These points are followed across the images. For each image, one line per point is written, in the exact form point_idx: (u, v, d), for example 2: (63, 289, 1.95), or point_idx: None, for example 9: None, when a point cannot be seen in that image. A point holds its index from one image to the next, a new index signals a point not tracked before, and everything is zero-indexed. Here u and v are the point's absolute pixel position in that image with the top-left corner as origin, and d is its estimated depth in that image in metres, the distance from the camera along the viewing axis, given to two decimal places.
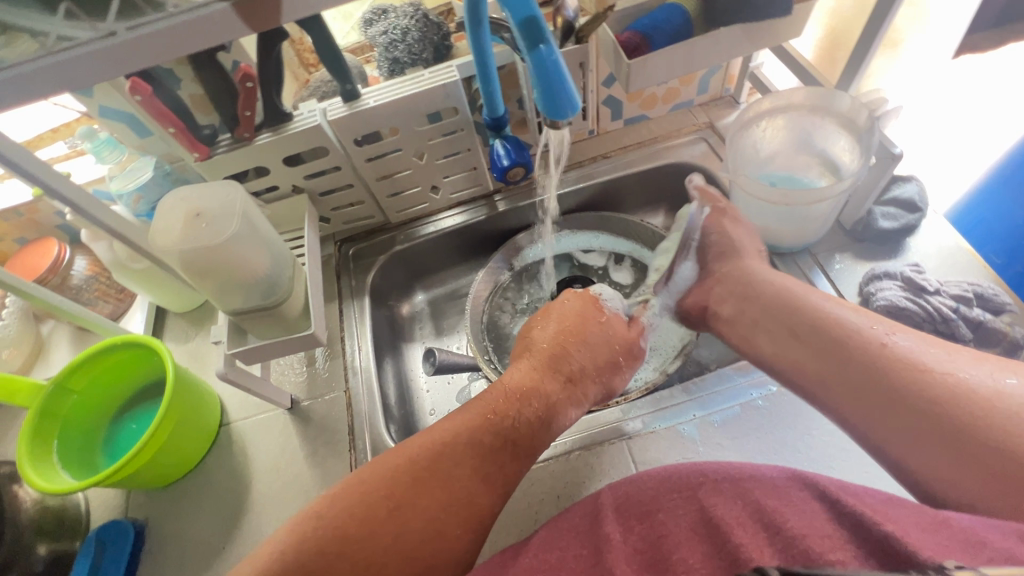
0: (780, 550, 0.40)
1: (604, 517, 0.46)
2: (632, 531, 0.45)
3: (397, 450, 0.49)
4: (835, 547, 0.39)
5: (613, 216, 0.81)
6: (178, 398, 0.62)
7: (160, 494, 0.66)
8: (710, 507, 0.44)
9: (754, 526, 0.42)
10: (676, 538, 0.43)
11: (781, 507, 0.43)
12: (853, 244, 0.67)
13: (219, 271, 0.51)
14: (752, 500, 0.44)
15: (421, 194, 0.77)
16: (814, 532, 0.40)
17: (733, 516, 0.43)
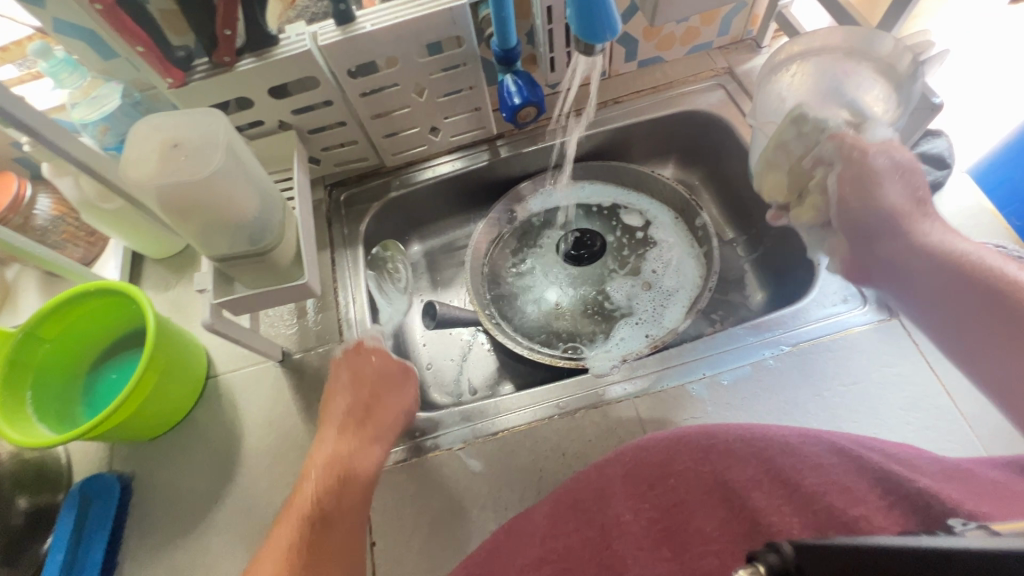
0: (798, 506, 0.42)
1: (613, 495, 0.47)
2: (644, 501, 0.47)
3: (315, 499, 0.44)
4: (860, 504, 0.40)
5: (624, 166, 0.77)
6: (161, 350, 0.58)
7: (146, 447, 0.63)
8: (724, 472, 0.46)
9: (770, 484, 0.44)
10: (689, 502, 0.46)
11: (800, 465, 0.44)
12: None
13: (201, 212, 0.45)
14: (768, 461, 0.45)
15: (419, 136, 0.71)
16: (834, 488, 0.42)
17: (747, 478, 0.45)
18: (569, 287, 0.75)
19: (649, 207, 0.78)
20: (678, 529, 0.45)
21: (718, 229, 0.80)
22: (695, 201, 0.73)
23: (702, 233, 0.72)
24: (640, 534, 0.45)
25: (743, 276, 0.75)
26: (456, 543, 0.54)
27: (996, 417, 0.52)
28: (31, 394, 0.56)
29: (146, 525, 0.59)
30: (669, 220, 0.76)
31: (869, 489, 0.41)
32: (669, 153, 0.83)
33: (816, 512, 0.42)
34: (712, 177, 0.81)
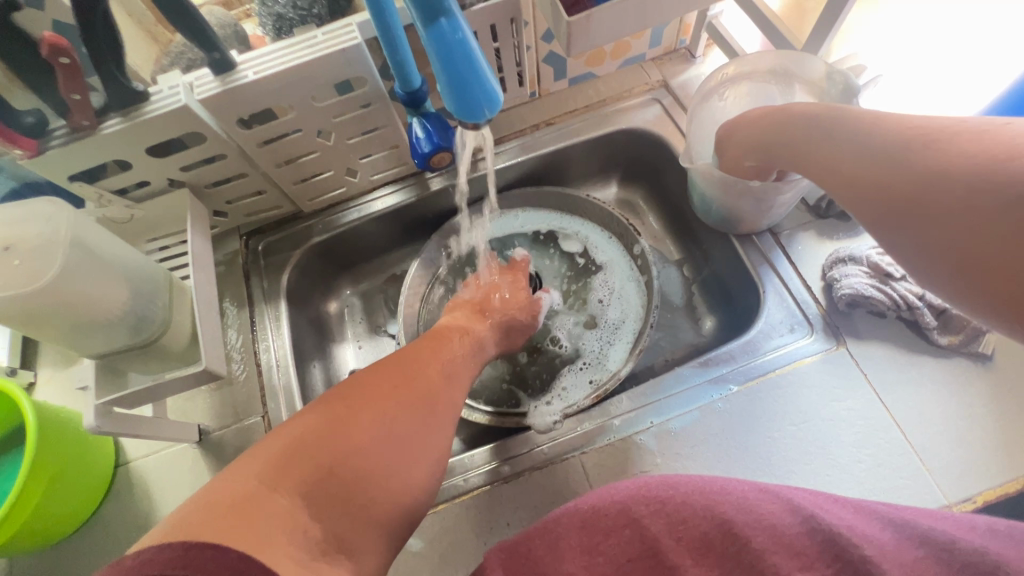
0: (746, 569, 0.37)
1: (564, 550, 0.40)
2: (597, 555, 0.39)
3: (332, 395, 0.42)
4: (801, 566, 0.37)
5: (550, 190, 0.72)
6: (51, 454, 0.52)
7: (49, 553, 0.56)
8: (678, 524, 0.40)
9: (721, 545, 0.39)
10: (636, 567, 0.39)
11: (753, 523, 0.39)
12: (815, 222, 0.62)
13: (55, 317, 0.39)
14: (721, 515, 0.40)
15: (335, 179, 0.65)
16: (783, 551, 0.37)
17: (699, 534, 0.39)
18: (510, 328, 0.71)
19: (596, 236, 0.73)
20: None
21: (665, 249, 0.77)
22: (633, 227, 0.69)
23: (642, 261, 0.69)
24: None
25: (690, 297, 0.73)
26: None
27: (946, 448, 0.51)
28: None
29: None
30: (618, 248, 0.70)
31: (814, 552, 0.37)
32: (609, 172, 0.79)
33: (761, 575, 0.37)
34: (655, 194, 0.78)
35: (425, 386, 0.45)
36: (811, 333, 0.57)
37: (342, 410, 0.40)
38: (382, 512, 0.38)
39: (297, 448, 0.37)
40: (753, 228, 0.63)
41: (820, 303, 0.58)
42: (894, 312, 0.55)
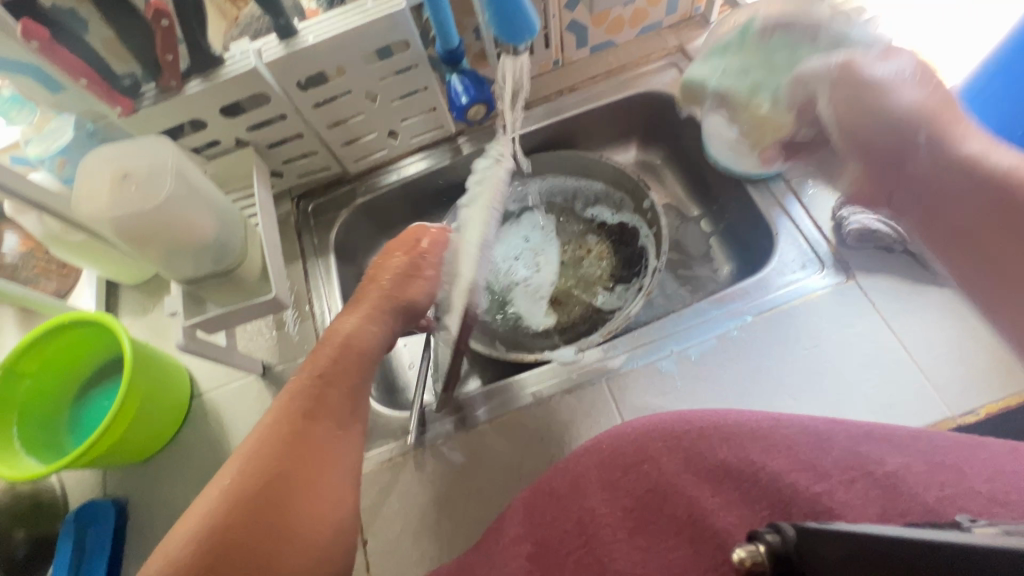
0: (764, 490, 0.45)
1: (587, 484, 0.47)
2: (618, 490, 0.47)
3: (222, 479, 0.42)
4: (820, 479, 0.44)
5: (565, 154, 0.77)
6: (143, 378, 0.60)
7: (137, 469, 0.64)
8: (694, 457, 0.47)
9: (724, 478, 0.46)
10: (658, 516, 0.46)
11: (764, 456, 0.46)
12: (825, 168, 0.66)
13: (160, 237, 0.47)
14: (734, 446, 0.46)
15: (378, 141, 0.72)
16: (797, 469, 0.45)
17: (715, 465, 0.46)
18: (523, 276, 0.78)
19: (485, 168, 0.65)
20: (649, 519, 0.46)
21: (683, 207, 0.82)
22: (644, 182, 0.73)
23: (652, 214, 0.74)
24: (613, 525, 0.46)
25: (707, 249, 0.77)
26: (443, 532, 0.56)
27: (949, 366, 0.54)
28: (18, 430, 0.57)
29: (146, 542, 0.61)
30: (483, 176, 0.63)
31: (827, 464, 0.45)
32: (629, 135, 0.83)
33: (776, 489, 0.44)
34: (672, 156, 0.83)
35: (322, 447, 0.45)
36: (822, 269, 0.61)
37: (251, 519, 0.40)
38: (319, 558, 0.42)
39: (207, 562, 0.38)
40: (767, 176, 0.67)
41: (830, 241, 0.62)
42: (901, 245, 0.58)
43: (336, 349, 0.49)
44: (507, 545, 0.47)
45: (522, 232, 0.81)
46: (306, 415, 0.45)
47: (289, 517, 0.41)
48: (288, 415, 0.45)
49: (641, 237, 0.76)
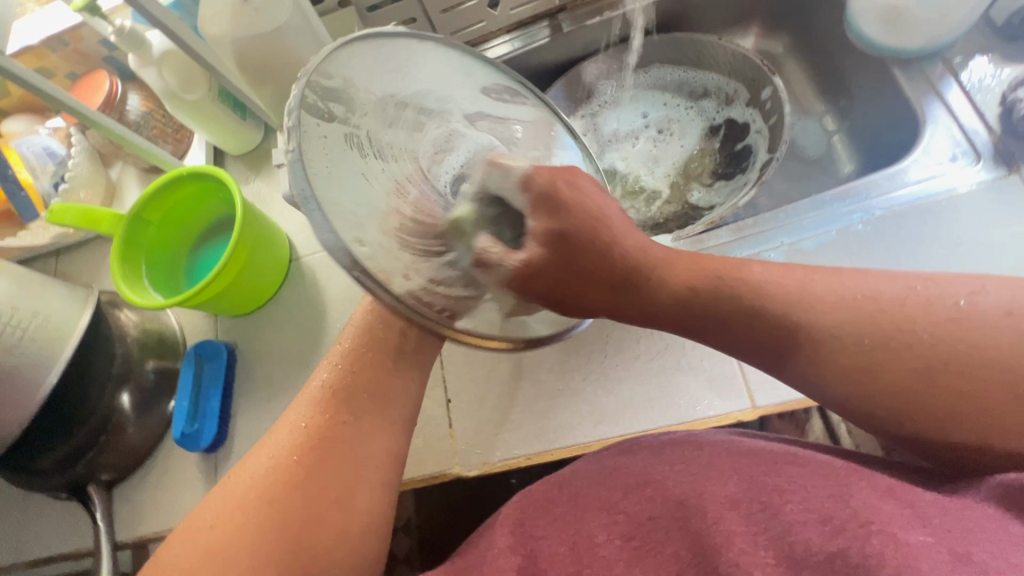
0: (773, 538, 0.34)
1: (587, 504, 0.40)
2: (618, 512, 0.39)
3: (265, 451, 0.43)
4: (834, 526, 0.32)
5: (683, 36, 0.69)
6: (251, 232, 0.63)
7: (244, 321, 0.70)
8: (704, 484, 0.37)
9: (748, 504, 0.36)
10: (664, 520, 0.38)
11: (784, 486, 0.36)
12: (1000, 46, 0.56)
13: (276, 72, 0.47)
14: (750, 475, 0.37)
15: (478, 10, 0.67)
16: (816, 507, 0.34)
17: (725, 495, 0.36)
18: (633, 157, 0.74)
19: (336, 59, 0.38)
20: (643, 558, 0.37)
21: (804, 104, 0.73)
22: (769, 67, 0.64)
23: (773, 104, 0.65)
24: (613, 557, 0.37)
25: (827, 149, 0.70)
26: (523, 400, 0.57)
27: None
28: (145, 268, 0.63)
29: (250, 386, 0.67)
30: (305, 88, 0.37)
31: (843, 510, 0.33)
32: (751, 18, 0.74)
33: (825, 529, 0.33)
34: (800, 44, 0.73)
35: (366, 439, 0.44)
36: (976, 162, 0.53)
37: (278, 503, 0.40)
38: (347, 529, 0.41)
39: (268, 531, 0.39)
40: (922, 55, 0.58)
41: (992, 129, 0.53)
42: None
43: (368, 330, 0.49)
44: (492, 557, 0.39)
45: (638, 104, 0.75)
46: (343, 424, 0.44)
47: (311, 509, 0.40)
48: (322, 407, 0.45)
49: (754, 131, 0.69)
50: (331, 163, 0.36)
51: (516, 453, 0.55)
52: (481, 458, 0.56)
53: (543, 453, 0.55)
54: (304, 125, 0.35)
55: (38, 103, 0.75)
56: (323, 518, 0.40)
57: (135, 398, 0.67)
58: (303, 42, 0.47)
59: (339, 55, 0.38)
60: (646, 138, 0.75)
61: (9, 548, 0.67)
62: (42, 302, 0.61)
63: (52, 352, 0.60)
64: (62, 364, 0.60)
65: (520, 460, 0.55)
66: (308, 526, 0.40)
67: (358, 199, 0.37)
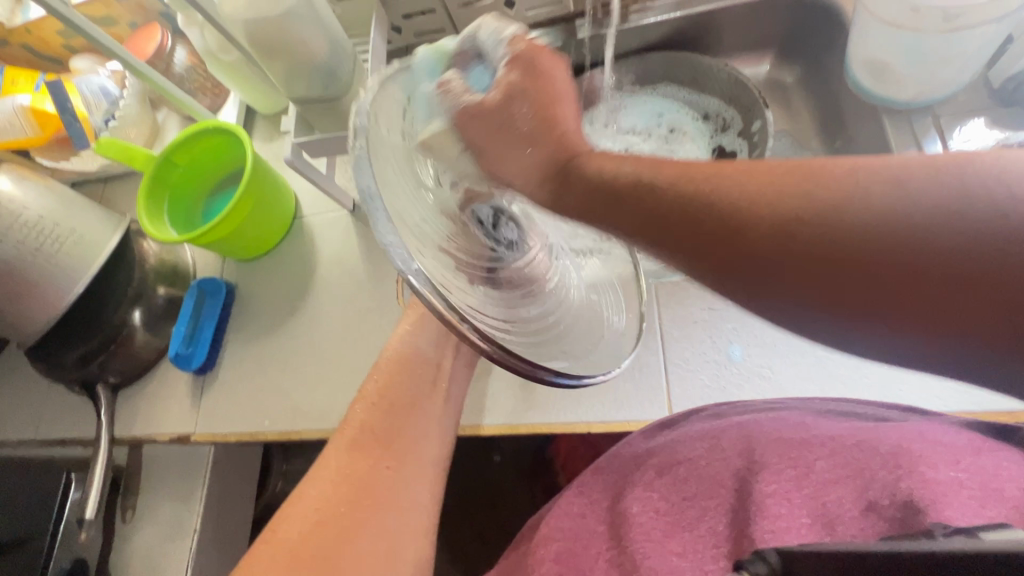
0: (807, 498, 0.42)
1: (629, 489, 0.48)
2: (652, 490, 0.47)
3: (316, 488, 0.48)
4: (834, 492, 0.42)
5: (683, 54, 0.71)
6: (258, 186, 0.70)
7: (246, 265, 0.78)
8: (746, 460, 0.45)
9: (750, 469, 0.45)
10: (700, 499, 0.45)
11: (791, 439, 0.45)
12: (995, 109, 0.56)
13: (281, 51, 0.53)
14: (774, 442, 0.46)
15: (493, 8, 0.71)
16: (823, 484, 0.42)
17: (757, 465, 0.45)
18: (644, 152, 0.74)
19: (394, 83, 0.40)
20: (687, 523, 0.45)
21: (802, 138, 0.72)
22: (763, 99, 0.65)
23: (760, 136, 0.66)
24: (649, 525, 0.44)
25: None
26: None
27: None
28: (166, 206, 0.72)
29: (241, 323, 0.75)
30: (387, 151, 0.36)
31: (843, 485, 0.42)
32: (765, 46, 0.74)
33: (823, 500, 0.41)
34: (809, 77, 0.72)
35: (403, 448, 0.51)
36: None
37: (345, 507, 0.47)
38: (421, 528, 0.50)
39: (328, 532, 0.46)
40: (911, 107, 0.57)
41: None
42: None
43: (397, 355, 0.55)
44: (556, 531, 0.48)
45: (659, 105, 0.76)
46: (388, 468, 0.50)
47: (375, 509, 0.48)
48: (365, 451, 0.50)
49: (738, 162, 0.70)
50: (388, 185, 0.36)
51: None
52: None
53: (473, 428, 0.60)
54: (369, 141, 0.35)
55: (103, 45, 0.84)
56: (374, 510, 0.48)
57: (145, 316, 0.76)
58: (310, 26, 0.53)
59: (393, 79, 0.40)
60: (658, 137, 0.76)
61: (29, 427, 0.78)
62: (78, 222, 0.71)
63: (80, 268, 0.70)
64: (90, 276, 0.71)
65: None
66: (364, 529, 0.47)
67: (411, 216, 0.37)
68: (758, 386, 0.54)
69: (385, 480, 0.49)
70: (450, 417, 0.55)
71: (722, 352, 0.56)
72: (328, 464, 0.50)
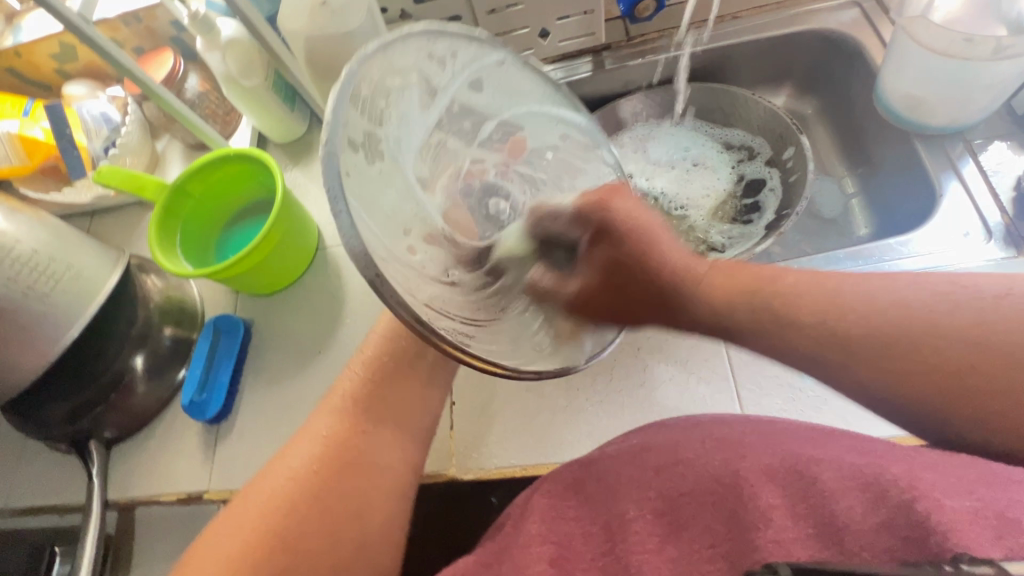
0: (811, 507, 0.36)
1: (620, 487, 0.42)
2: (649, 489, 0.41)
3: (247, 496, 0.43)
4: (852, 514, 0.35)
5: (719, 87, 0.72)
6: (286, 216, 0.66)
7: (263, 300, 0.72)
8: (737, 463, 0.39)
9: (785, 478, 0.38)
10: (697, 495, 0.39)
11: (818, 457, 0.39)
12: (1018, 133, 0.59)
13: (340, 72, 0.51)
14: (784, 451, 0.39)
15: (528, 39, 0.71)
16: (844, 481, 0.36)
17: (761, 469, 0.39)
18: (668, 183, 0.75)
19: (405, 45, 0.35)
20: (680, 527, 0.39)
21: (826, 166, 0.76)
22: (797, 126, 0.67)
23: (795, 162, 0.69)
24: (646, 530, 0.40)
25: (843, 211, 0.72)
26: (526, 411, 0.59)
27: None
28: (180, 239, 0.66)
29: (260, 365, 0.69)
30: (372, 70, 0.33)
31: (855, 500, 0.35)
32: (785, 79, 0.78)
33: (828, 513, 0.35)
34: (829, 108, 0.76)
35: (363, 442, 0.46)
36: (988, 239, 0.55)
37: (280, 539, 0.41)
38: (366, 544, 0.43)
39: (274, 547, 0.40)
40: (944, 131, 0.61)
41: (1005, 213, 0.55)
42: None
43: (378, 341, 0.50)
44: (526, 543, 0.41)
45: (683, 139, 0.78)
46: (363, 433, 0.46)
47: (315, 529, 0.42)
48: (344, 415, 0.47)
49: (767, 188, 0.73)
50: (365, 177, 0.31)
51: (511, 463, 0.57)
52: (476, 463, 0.57)
53: (537, 466, 0.56)
54: (354, 131, 0.31)
55: (102, 70, 0.79)
56: (344, 509, 0.43)
57: (148, 361, 0.68)
58: (367, 50, 0.51)
59: (401, 47, 0.34)
60: (680, 170, 0.77)
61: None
62: (76, 256, 0.63)
63: (78, 307, 0.62)
64: (87, 318, 0.62)
65: (512, 470, 0.56)
66: (332, 523, 0.42)
67: (393, 204, 0.34)
68: (837, 410, 0.53)
69: (356, 478, 0.44)
70: (431, 406, 0.51)
71: (794, 377, 0.55)
72: (290, 447, 0.46)
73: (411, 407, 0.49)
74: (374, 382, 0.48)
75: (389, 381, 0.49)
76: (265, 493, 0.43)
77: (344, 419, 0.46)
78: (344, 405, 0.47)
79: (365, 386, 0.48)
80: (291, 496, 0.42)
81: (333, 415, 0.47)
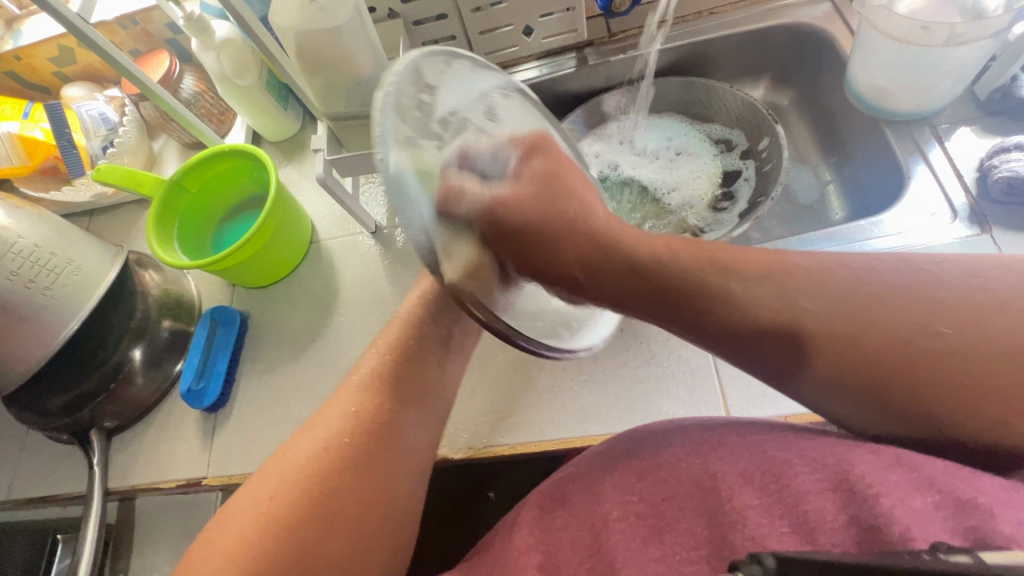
0: (786, 506, 0.37)
1: (603, 493, 0.43)
2: (632, 493, 0.42)
3: (269, 478, 0.44)
4: (824, 517, 0.36)
5: (698, 81, 0.75)
6: (280, 207, 0.68)
7: (259, 293, 0.74)
8: (716, 465, 0.41)
9: (762, 480, 0.39)
10: (678, 499, 0.41)
11: (793, 459, 0.39)
12: (981, 117, 0.62)
13: (330, 66, 0.54)
14: (758, 451, 0.41)
15: (512, 36, 0.74)
16: (820, 484, 0.38)
17: (739, 472, 0.40)
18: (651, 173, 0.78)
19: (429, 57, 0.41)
20: (664, 529, 0.40)
21: (802, 155, 0.78)
22: (772, 116, 0.70)
23: (771, 152, 0.71)
24: (630, 532, 0.40)
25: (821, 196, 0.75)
26: (514, 393, 0.60)
27: None
28: (177, 232, 0.68)
29: (256, 355, 0.71)
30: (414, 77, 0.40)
31: (826, 500, 0.37)
32: (761, 73, 0.80)
33: (804, 512, 0.37)
34: (804, 99, 0.79)
35: (388, 427, 0.47)
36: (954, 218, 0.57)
37: (308, 521, 0.41)
38: (394, 546, 0.45)
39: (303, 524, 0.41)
40: (910, 117, 0.63)
41: (970, 194, 0.58)
42: None
43: (401, 326, 0.52)
44: (514, 556, 0.41)
45: (667, 130, 0.80)
46: (389, 412, 0.47)
47: (343, 517, 0.42)
48: (372, 395, 0.48)
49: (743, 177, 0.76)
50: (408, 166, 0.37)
51: (500, 441, 0.59)
52: (466, 443, 0.59)
53: (524, 444, 0.58)
54: (399, 132, 0.36)
55: (100, 73, 0.81)
56: (370, 502, 0.44)
57: (146, 354, 0.70)
58: (355, 45, 0.53)
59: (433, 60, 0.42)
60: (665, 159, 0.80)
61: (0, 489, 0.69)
62: (79, 252, 0.65)
63: (79, 300, 0.64)
64: (87, 311, 0.64)
65: (502, 449, 0.58)
66: (358, 513, 0.43)
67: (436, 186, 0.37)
68: None
69: (379, 465, 0.46)
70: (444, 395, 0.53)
71: None
72: (311, 428, 0.47)
73: (431, 388, 0.51)
74: (398, 370, 0.50)
75: (414, 369, 0.50)
76: (286, 476, 0.43)
77: (367, 402, 0.48)
78: (369, 391, 0.48)
79: (391, 370, 0.49)
80: (314, 482, 0.43)
81: (359, 399, 0.48)
